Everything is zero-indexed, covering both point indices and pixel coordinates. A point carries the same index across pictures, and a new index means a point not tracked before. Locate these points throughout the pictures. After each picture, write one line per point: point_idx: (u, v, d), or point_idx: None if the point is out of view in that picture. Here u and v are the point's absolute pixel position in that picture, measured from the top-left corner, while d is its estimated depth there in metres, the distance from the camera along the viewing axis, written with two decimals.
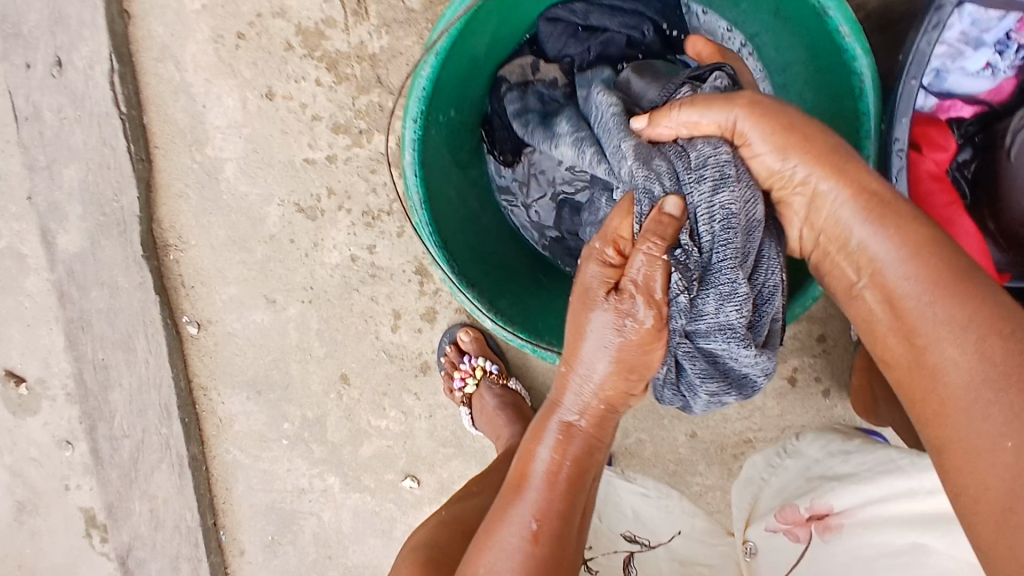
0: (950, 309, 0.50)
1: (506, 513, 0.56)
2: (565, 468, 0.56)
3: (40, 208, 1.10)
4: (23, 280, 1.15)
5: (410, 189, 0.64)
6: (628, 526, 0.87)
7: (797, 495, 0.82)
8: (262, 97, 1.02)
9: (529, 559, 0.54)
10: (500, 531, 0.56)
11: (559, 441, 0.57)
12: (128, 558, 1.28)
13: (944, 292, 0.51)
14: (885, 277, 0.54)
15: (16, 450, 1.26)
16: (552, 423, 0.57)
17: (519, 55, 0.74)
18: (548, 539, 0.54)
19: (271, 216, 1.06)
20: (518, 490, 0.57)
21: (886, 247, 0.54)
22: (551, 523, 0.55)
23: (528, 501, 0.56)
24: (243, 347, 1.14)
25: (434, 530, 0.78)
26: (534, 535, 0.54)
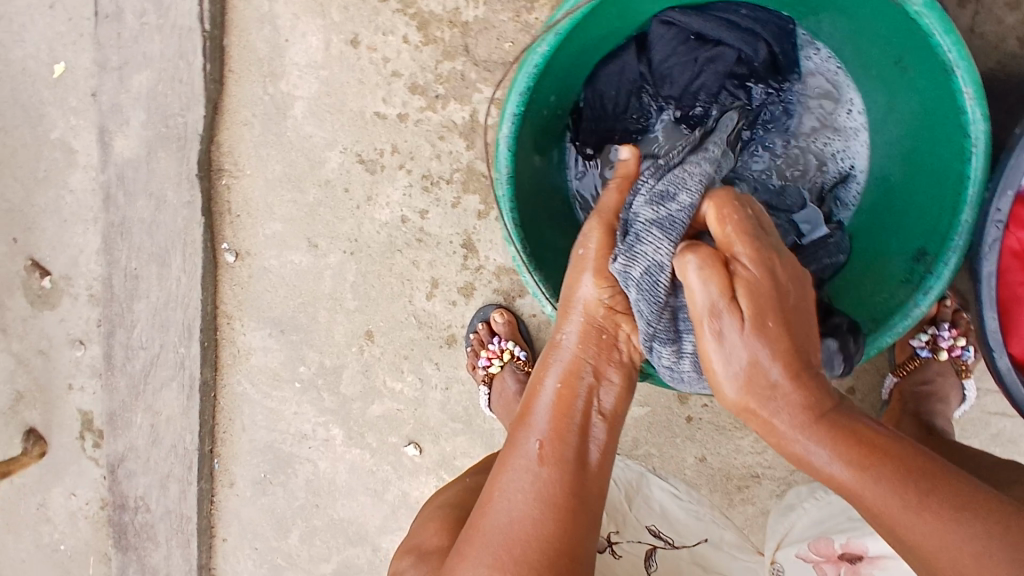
0: (924, 513, 0.48)
1: (516, 443, 0.58)
2: (568, 395, 0.59)
3: (103, 108, 1.10)
4: (70, 175, 1.16)
5: (500, 161, 0.63)
6: (653, 520, 0.84)
7: (835, 528, 0.78)
8: (346, 43, 1.01)
9: (536, 477, 0.55)
10: (512, 457, 0.57)
11: (567, 373, 0.60)
12: (119, 467, 1.29)
13: (914, 500, 0.49)
14: (844, 485, 0.50)
15: (27, 340, 1.27)
16: (554, 356, 0.61)
17: (624, 51, 0.73)
18: (553, 458, 0.56)
19: (331, 161, 1.06)
20: (527, 421, 0.59)
21: (843, 473, 0.49)
22: (559, 445, 0.57)
23: (535, 427, 0.58)
24: (275, 285, 1.14)
25: (457, 495, 0.77)
26: (541, 457, 0.56)
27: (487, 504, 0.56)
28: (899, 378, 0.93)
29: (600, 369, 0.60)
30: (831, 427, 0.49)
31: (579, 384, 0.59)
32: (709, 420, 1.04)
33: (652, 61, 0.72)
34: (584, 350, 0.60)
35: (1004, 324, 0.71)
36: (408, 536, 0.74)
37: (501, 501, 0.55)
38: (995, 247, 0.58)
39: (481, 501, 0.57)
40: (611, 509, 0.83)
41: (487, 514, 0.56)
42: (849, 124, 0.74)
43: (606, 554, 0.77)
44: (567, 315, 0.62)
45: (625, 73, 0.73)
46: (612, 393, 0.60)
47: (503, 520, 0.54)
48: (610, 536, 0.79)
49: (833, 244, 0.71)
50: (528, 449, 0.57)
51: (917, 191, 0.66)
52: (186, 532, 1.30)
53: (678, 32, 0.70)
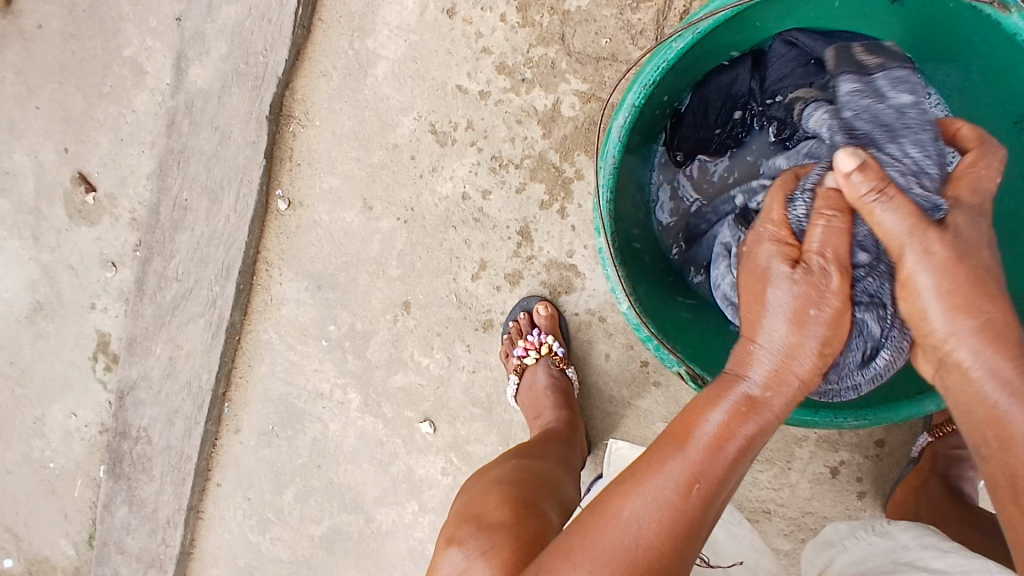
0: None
1: (660, 456, 0.53)
2: (732, 437, 0.53)
3: (184, 33, 1.09)
4: (135, 95, 1.17)
5: (608, 150, 0.62)
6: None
7: (875, 572, 0.67)
8: (442, 12, 1.01)
9: (676, 510, 0.51)
10: (652, 475, 0.52)
11: (737, 413, 0.54)
12: (127, 394, 1.28)
13: None
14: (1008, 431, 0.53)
15: (57, 252, 1.28)
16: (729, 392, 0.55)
17: (738, 64, 0.73)
18: (701, 497, 0.52)
19: (403, 127, 1.06)
20: (677, 439, 0.54)
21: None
22: (710, 483, 0.52)
23: (687, 453, 0.53)
24: (322, 240, 1.13)
25: (519, 473, 0.77)
26: (687, 490, 0.51)
27: (607, 513, 0.52)
28: (934, 439, 0.93)
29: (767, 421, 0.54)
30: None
31: (747, 425, 0.54)
32: None
33: (765, 79, 0.72)
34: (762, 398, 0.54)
35: None
36: (467, 502, 0.73)
37: (629, 518, 0.51)
38: None
39: (603, 501, 0.53)
40: None
41: (609, 519, 0.52)
42: None
43: None
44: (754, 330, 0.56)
45: (735, 86, 0.73)
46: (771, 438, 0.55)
47: (625, 533, 0.51)
48: None
49: None
50: (674, 475, 0.52)
51: None
52: (182, 471, 1.28)
53: (797, 54, 0.70)
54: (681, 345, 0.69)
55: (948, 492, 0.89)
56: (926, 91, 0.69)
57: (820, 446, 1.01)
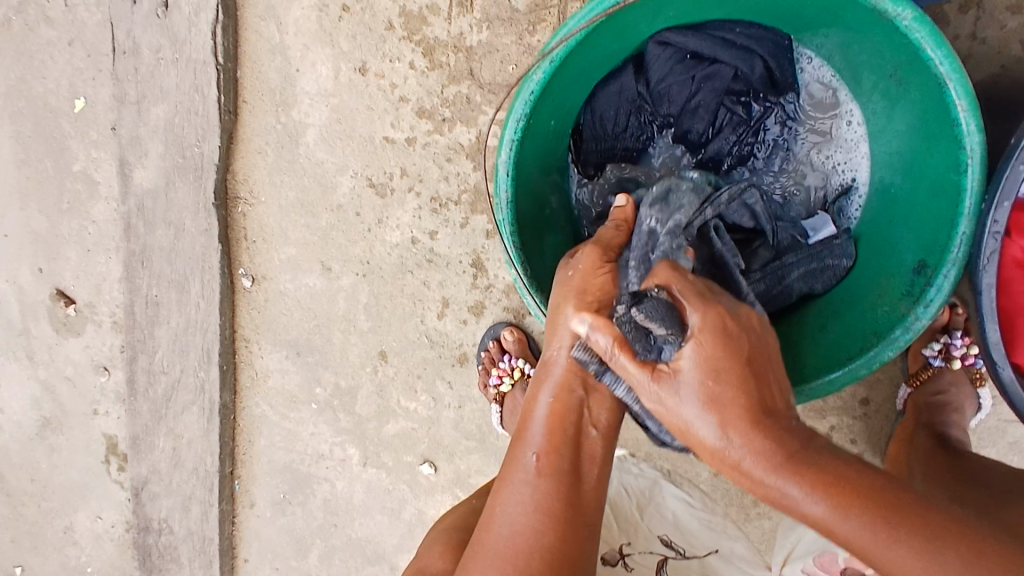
0: (904, 550, 0.49)
1: (515, 457, 0.63)
2: (561, 408, 0.63)
3: (122, 140, 1.14)
4: (92, 206, 1.20)
5: (499, 186, 0.65)
6: (667, 531, 0.89)
7: (841, 543, 0.84)
8: (355, 71, 1.04)
9: (534, 491, 0.60)
10: (512, 477, 0.61)
11: (559, 386, 0.64)
12: (142, 490, 1.31)
13: (886, 525, 0.49)
14: (828, 530, 0.51)
15: (52, 366, 1.30)
16: (547, 375, 0.64)
17: (622, 72, 0.74)
18: (551, 472, 0.60)
19: (342, 187, 1.09)
20: (523, 437, 0.63)
21: (816, 507, 0.51)
22: (555, 459, 0.61)
23: (532, 443, 0.62)
24: (291, 308, 1.16)
25: (469, 514, 0.81)
26: (538, 470, 0.60)
27: (490, 519, 0.61)
28: (912, 389, 0.92)
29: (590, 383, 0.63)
30: (799, 465, 0.52)
31: (570, 400, 0.63)
32: None
33: (650, 81, 0.74)
34: (574, 369, 0.63)
35: (1010, 336, 0.70)
36: (416, 556, 0.77)
37: (503, 516, 0.60)
38: (991, 260, 0.58)
39: (486, 514, 0.62)
40: (623, 523, 0.88)
41: (493, 525, 0.61)
42: (847, 137, 0.75)
43: (618, 566, 0.80)
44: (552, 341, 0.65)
45: (624, 93, 0.75)
46: (608, 406, 0.65)
47: (506, 535, 0.59)
48: (622, 549, 0.82)
49: (837, 248, 0.73)
50: (530, 463, 0.61)
51: (916, 204, 0.67)
52: (208, 553, 1.31)
53: (675, 53, 0.72)
54: None
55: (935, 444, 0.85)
56: (786, 73, 0.73)
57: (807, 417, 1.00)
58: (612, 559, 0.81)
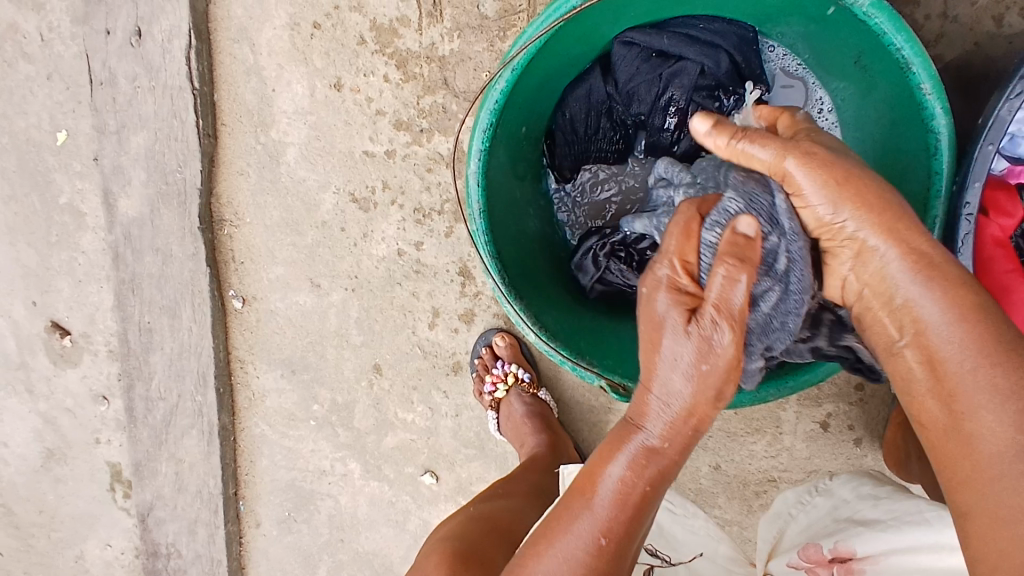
0: (996, 377, 0.51)
1: (573, 514, 0.57)
2: (639, 489, 0.56)
3: (105, 170, 1.14)
4: (80, 237, 1.20)
5: (471, 198, 0.65)
6: (652, 536, 0.92)
7: (822, 535, 0.81)
8: (330, 87, 1.04)
9: (587, 570, 0.55)
10: (563, 532, 0.57)
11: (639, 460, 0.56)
12: (148, 516, 1.31)
13: (990, 357, 0.51)
14: (923, 334, 0.55)
15: (52, 399, 1.30)
16: (631, 441, 0.57)
17: (590, 74, 0.75)
18: (610, 555, 0.55)
19: (325, 203, 1.09)
20: (586, 493, 0.58)
21: (931, 306, 0.55)
22: (618, 539, 0.56)
23: (597, 507, 0.56)
24: (283, 327, 1.17)
25: (456, 526, 0.82)
26: (598, 548, 0.55)
27: (524, 570, 0.57)
28: None
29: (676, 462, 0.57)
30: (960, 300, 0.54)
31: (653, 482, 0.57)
32: (719, 427, 1.03)
33: (618, 81, 0.74)
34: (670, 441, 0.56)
35: None
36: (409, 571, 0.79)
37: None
38: (967, 241, 0.58)
39: (519, 563, 0.58)
40: None
41: None
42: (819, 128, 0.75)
43: None
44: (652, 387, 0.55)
45: (592, 96, 0.75)
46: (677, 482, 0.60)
47: None
48: None
49: None
50: (588, 530, 0.56)
51: (892, 190, 0.66)
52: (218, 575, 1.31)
53: (640, 51, 0.72)
54: (599, 358, 0.72)
55: None
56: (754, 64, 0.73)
57: (803, 405, 1.01)
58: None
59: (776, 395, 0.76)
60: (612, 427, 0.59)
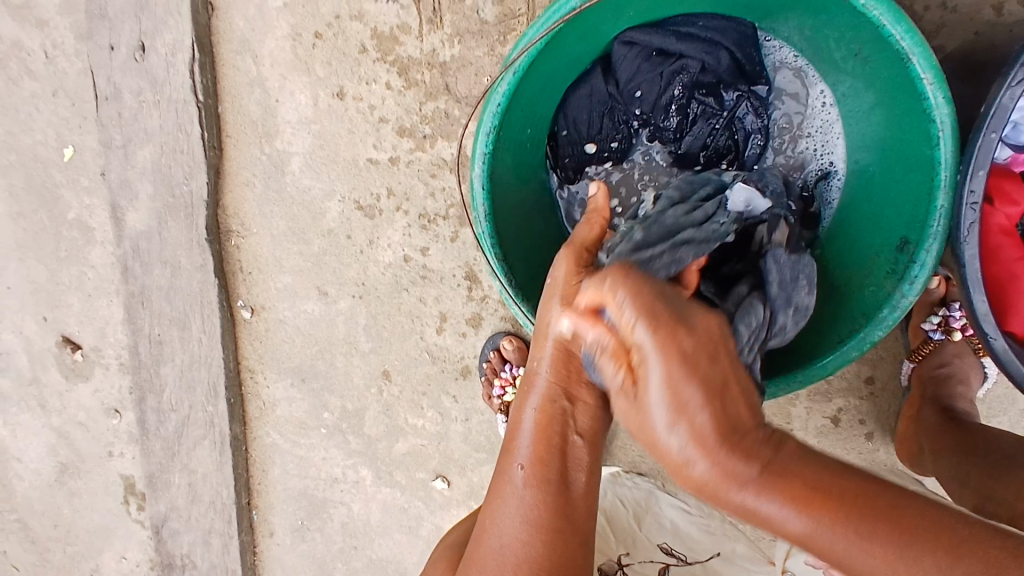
0: (883, 557, 0.48)
1: (506, 470, 0.65)
2: (546, 419, 0.64)
3: (112, 185, 1.15)
4: (89, 252, 1.21)
5: (476, 201, 0.65)
6: (666, 538, 0.94)
7: None
8: (333, 96, 1.05)
9: (529, 504, 0.61)
10: (504, 489, 0.64)
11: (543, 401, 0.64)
12: (162, 527, 1.32)
13: (868, 534, 0.48)
14: (799, 536, 0.50)
15: (65, 413, 1.31)
16: (531, 389, 0.65)
17: (591, 75, 0.75)
18: (541, 483, 0.62)
19: (331, 212, 1.09)
20: (513, 448, 0.65)
21: (797, 523, 0.49)
22: (544, 475, 0.62)
23: (520, 453, 0.64)
24: (292, 335, 1.17)
25: (465, 534, 0.81)
26: (526, 483, 0.62)
27: (482, 537, 0.64)
28: (916, 364, 0.92)
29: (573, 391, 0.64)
30: (774, 476, 0.50)
31: (557, 411, 0.64)
32: None
33: (619, 81, 0.75)
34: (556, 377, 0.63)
35: (1004, 305, 0.68)
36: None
37: (495, 531, 0.63)
38: (972, 230, 0.57)
39: (480, 529, 0.65)
40: (621, 535, 0.94)
41: (485, 543, 0.63)
42: (820, 123, 0.75)
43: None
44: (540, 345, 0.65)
45: (595, 96, 0.76)
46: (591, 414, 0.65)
47: (498, 552, 0.61)
48: (621, 560, 0.88)
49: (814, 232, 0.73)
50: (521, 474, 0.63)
51: (895, 180, 0.66)
52: None
53: (639, 51, 0.73)
54: None
55: (942, 418, 0.86)
56: (755, 59, 0.73)
57: (813, 400, 1.00)
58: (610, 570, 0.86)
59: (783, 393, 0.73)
60: (513, 398, 0.68)
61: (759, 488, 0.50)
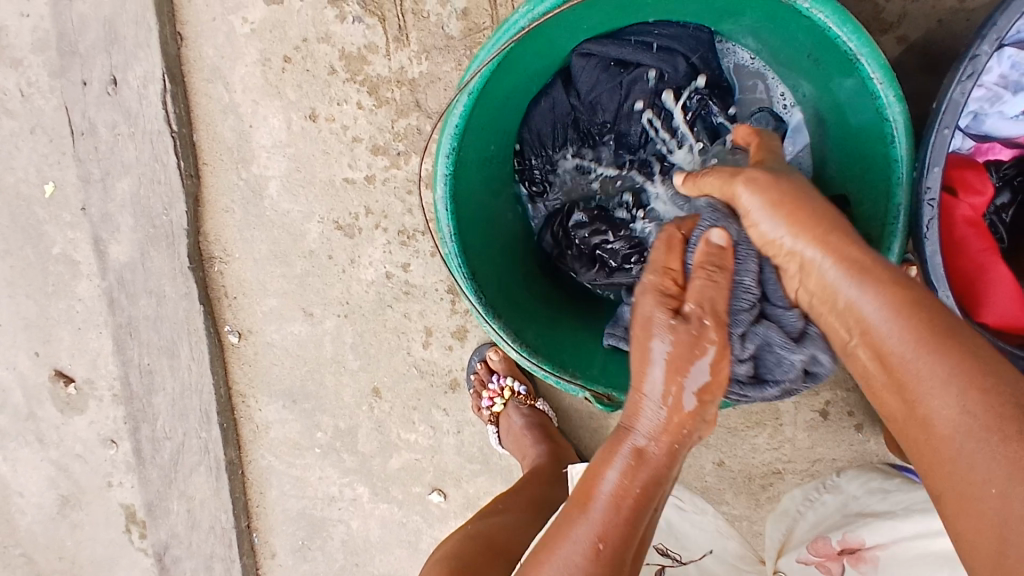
0: (949, 383, 0.51)
1: (570, 521, 0.59)
2: (632, 492, 0.59)
3: (94, 219, 1.16)
4: (76, 285, 1.21)
5: (441, 221, 0.66)
6: (660, 536, 0.90)
7: (830, 528, 0.89)
8: (306, 119, 1.05)
9: (586, 575, 0.55)
10: (562, 543, 0.58)
11: (632, 466, 0.60)
12: (165, 555, 1.32)
13: (926, 344, 0.52)
14: (887, 348, 0.55)
15: (62, 446, 1.31)
16: (624, 449, 0.61)
17: (551, 87, 0.78)
18: (608, 556, 0.56)
19: (311, 233, 1.10)
20: (584, 506, 0.59)
21: (879, 318, 0.55)
22: (615, 543, 0.57)
23: (593, 516, 0.58)
24: (281, 357, 1.17)
25: (450, 557, 0.80)
26: (595, 551, 0.56)
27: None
28: None
29: (665, 471, 0.60)
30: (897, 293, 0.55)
31: (646, 488, 0.59)
32: (719, 424, 1.03)
33: (580, 92, 0.77)
34: (661, 448, 0.60)
35: (975, 294, 0.70)
36: None
37: None
38: (932, 225, 0.57)
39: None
40: None
41: None
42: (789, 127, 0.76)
43: None
44: (642, 402, 0.61)
45: (556, 108, 0.78)
46: (666, 496, 0.62)
47: None
48: None
49: None
50: (587, 532, 0.57)
51: (857, 179, 0.69)
52: None
53: (597, 62, 0.75)
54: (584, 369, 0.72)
55: None
56: (712, 64, 0.76)
57: (801, 395, 1.00)
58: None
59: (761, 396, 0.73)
60: (601, 446, 0.62)
61: (863, 273, 0.56)
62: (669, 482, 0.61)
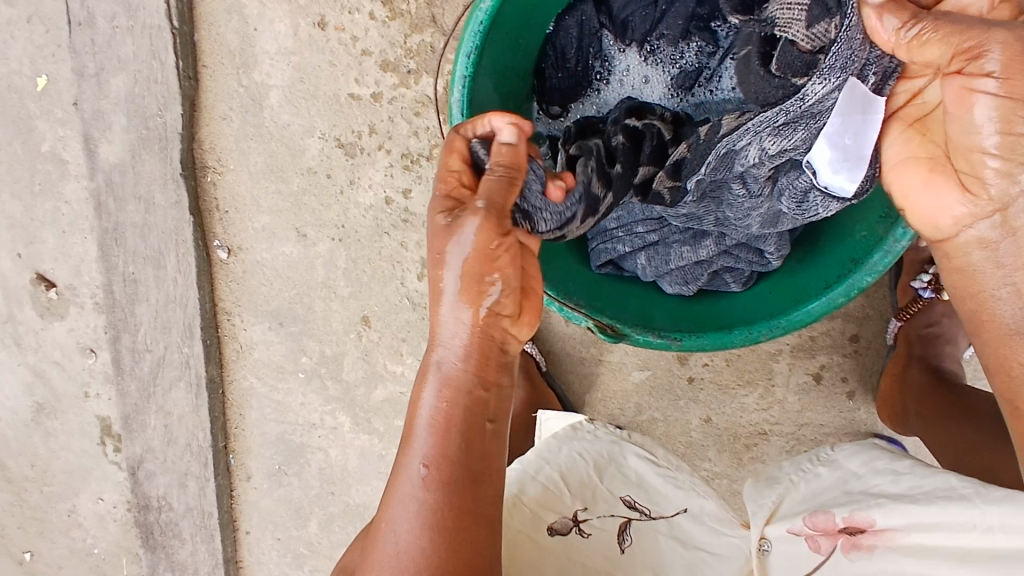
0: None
1: (401, 465, 0.56)
2: (450, 405, 0.55)
3: (85, 116, 1.11)
4: (64, 186, 1.16)
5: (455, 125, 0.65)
6: (630, 489, 0.85)
7: (830, 502, 0.77)
8: (314, 26, 1.01)
9: (426, 506, 0.54)
10: (400, 489, 0.55)
11: (445, 382, 0.56)
12: (139, 469, 1.29)
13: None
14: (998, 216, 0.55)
15: (40, 352, 1.26)
16: (433, 367, 0.57)
17: (581, 3, 0.75)
18: (443, 485, 0.54)
19: (311, 149, 1.06)
20: (409, 441, 0.56)
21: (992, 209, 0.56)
22: (442, 465, 0.54)
23: (419, 449, 0.55)
24: (270, 277, 1.14)
25: None
26: (427, 482, 0.54)
27: (377, 541, 0.56)
28: (903, 322, 0.92)
29: (486, 376, 0.56)
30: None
31: (461, 394, 0.56)
32: (711, 379, 1.02)
33: (612, 10, 0.75)
34: (468, 361, 0.56)
35: None
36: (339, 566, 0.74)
37: (389, 534, 0.55)
38: None
39: (376, 531, 0.57)
40: (580, 485, 0.83)
41: (380, 552, 0.55)
42: None
43: (572, 534, 0.79)
44: (438, 317, 0.57)
45: (586, 23, 0.76)
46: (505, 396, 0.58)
47: (394, 561, 0.54)
48: (578, 515, 0.80)
49: None
50: (415, 467, 0.55)
51: None
52: (209, 528, 1.29)
53: None
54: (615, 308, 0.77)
55: (929, 378, 0.87)
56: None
57: (797, 356, 0.99)
58: (562, 528, 0.79)
59: (771, 336, 0.72)
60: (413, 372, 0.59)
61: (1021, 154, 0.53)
62: (500, 384, 0.58)
